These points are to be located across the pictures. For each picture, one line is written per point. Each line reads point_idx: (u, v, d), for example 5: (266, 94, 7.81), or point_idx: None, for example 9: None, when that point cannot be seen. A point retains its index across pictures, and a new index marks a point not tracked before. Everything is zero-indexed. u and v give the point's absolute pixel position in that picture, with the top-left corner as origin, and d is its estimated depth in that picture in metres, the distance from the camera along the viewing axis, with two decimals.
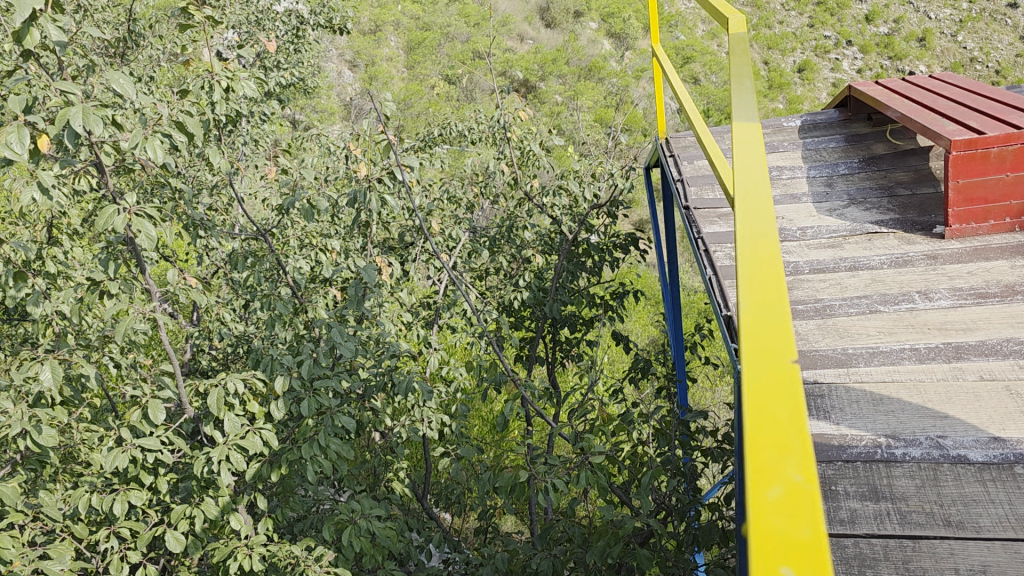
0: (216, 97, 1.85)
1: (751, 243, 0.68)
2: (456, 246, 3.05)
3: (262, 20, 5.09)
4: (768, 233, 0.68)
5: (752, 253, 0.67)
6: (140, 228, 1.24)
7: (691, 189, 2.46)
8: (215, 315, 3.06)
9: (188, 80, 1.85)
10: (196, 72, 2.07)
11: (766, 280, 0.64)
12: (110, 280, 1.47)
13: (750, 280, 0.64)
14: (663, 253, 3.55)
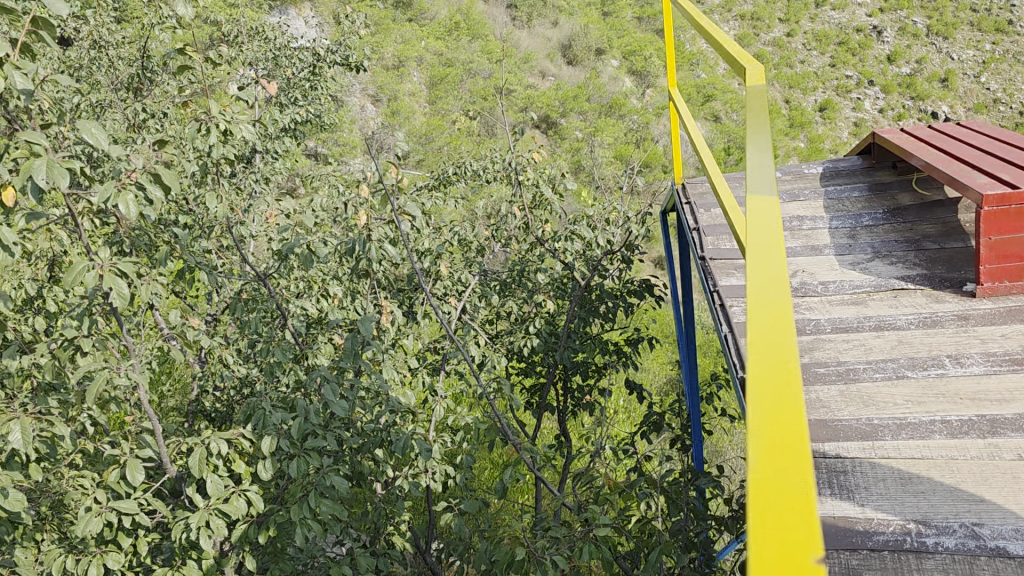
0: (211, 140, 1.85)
1: (762, 376, 0.59)
2: (465, 291, 2.97)
3: (279, 57, 5.09)
4: (785, 354, 0.60)
5: (767, 384, 0.59)
6: (112, 285, 1.18)
7: (707, 238, 2.37)
8: (217, 357, 2.99)
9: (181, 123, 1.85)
10: (193, 114, 2.04)
11: (784, 426, 0.56)
12: (85, 337, 1.42)
13: (763, 427, 0.56)
14: (679, 300, 3.45)
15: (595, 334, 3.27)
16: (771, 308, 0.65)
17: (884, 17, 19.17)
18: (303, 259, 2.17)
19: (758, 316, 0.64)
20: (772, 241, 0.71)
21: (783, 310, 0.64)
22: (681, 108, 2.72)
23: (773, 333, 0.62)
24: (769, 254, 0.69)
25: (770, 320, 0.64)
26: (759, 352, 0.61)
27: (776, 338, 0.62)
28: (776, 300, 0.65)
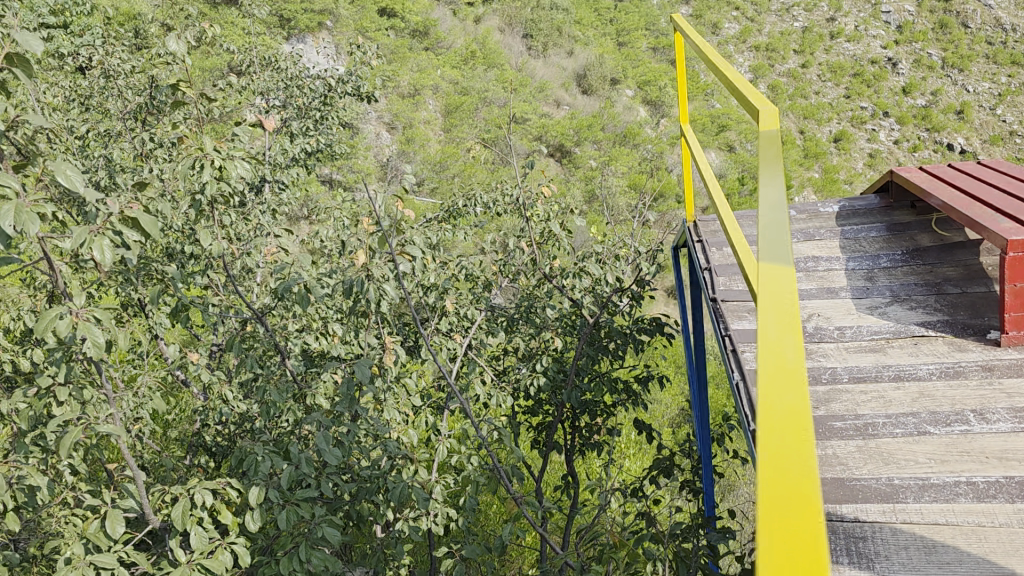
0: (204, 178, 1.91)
1: (769, 502, 0.52)
2: (471, 327, 2.91)
3: (290, 87, 5.05)
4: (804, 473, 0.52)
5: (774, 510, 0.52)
6: (85, 332, 1.23)
7: (718, 279, 2.30)
8: (218, 393, 2.94)
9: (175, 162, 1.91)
10: (191, 155, 2.05)
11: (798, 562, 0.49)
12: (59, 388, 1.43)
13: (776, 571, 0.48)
14: (690, 339, 3.37)
15: (604, 372, 3.20)
16: (786, 412, 0.56)
17: (899, 48, 19.17)
18: (303, 300, 2.03)
19: (771, 423, 0.55)
20: (787, 323, 0.62)
21: (800, 414, 0.55)
22: (693, 144, 2.66)
23: (792, 448, 0.54)
24: (785, 339, 0.60)
25: (788, 433, 0.55)
26: (773, 468, 0.53)
27: (796, 455, 0.54)
28: (792, 401, 0.56)
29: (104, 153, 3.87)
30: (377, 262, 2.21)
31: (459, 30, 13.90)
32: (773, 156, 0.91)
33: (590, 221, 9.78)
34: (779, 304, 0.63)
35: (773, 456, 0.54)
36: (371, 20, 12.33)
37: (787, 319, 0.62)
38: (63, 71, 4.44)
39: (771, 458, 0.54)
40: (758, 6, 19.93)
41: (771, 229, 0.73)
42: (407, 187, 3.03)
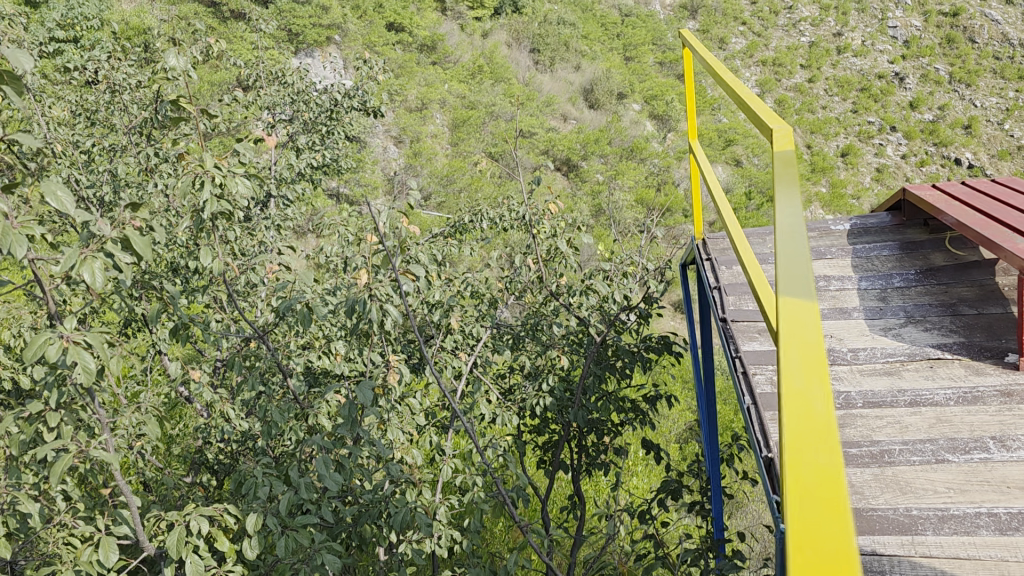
0: (203, 197, 1.98)
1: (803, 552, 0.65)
2: (475, 346, 2.87)
3: (297, 102, 5.06)
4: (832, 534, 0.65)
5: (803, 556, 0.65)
6: (77, 357, 1.31)
7: (728, 298, 2.26)
8: (220, 412, 2.90)
9: (178, 180, 1.98)
10: (192, 171, 2.05)
11: None
12: (48, 411, 1.43)
13: None
14: (699, 358, 3.32)
15: (610, 391, 3.16)
16: (817, 473, 0.66)
17: (906, 63, 19.16)
18: (304, 317, 1.97)
19: (801, 482, 0.66)
20: (812, 366, 0.69)
21: (828, 470, 0.66)
22: (701, 161, 2.63)
23: (823, 513, 0.65)
24: (810, 386, 0.69)
25: (821, 499, 0.66)
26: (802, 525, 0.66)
27: (826, 518, 0.65)
28: (821, 460, 0.66)
29: (108, 169, 3.95)
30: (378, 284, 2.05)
31: (466, 44, 13.93)
32: (787, 167, 0.94)
33: (597, 235, 9.76)
34: (805, 349, 0.70)
35: (803, 519, 0.66)
36: (378, 34, 12.37)
37: (813, 368, 0.69)
38: (70, 86, 4.44)
39: (803, 516, 0.66)
40: (765, 20, 19.96)
41: (786, 255, 0.76)
42: (412, 204, 3.00)
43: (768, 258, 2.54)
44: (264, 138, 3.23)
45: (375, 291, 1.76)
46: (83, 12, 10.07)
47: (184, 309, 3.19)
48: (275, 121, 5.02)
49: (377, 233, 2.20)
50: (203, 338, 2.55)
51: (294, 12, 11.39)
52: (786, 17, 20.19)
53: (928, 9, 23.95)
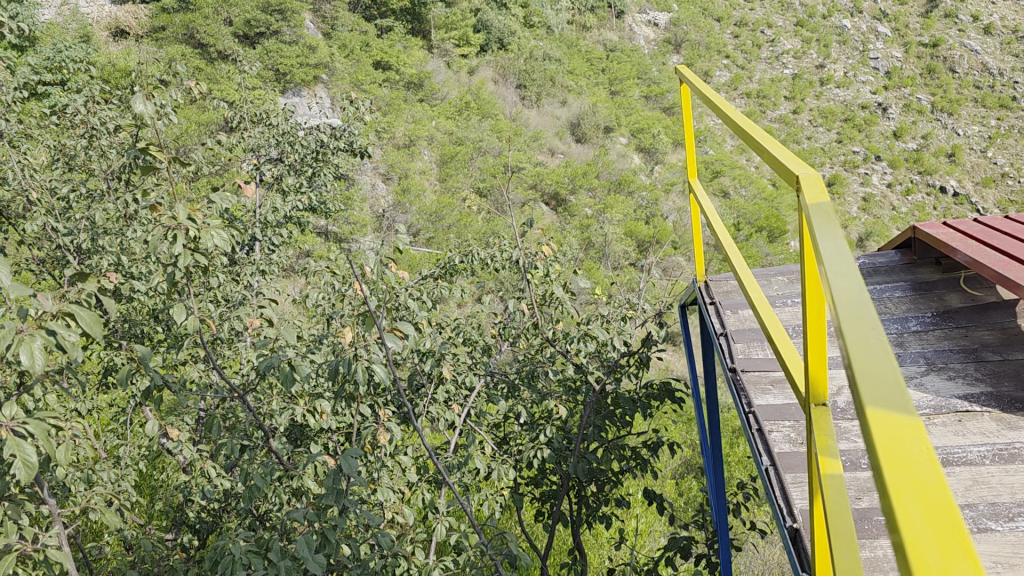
0: (174, 249, 1.87)
1: None
2: (471, 395, 2.75)
3: (283, 143, 4.93)
4: None
5: None
6: (16, 451, 1.24)
7: (736, 345, 2.13)
8: (200, 470, 2.76)
9: (148, 232, 1.86)
10: (163, 225, 1.96)
11: None
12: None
13: None
14: (701, 403, 3.19)
15: (611, 440, 3.02)
16: None
17: (888, 93, 19.34)
18: (287, 376, 1.78)
19: None
20: (940, 527, 0.44)
21: None
22: (702, 201, 2.52)
23: None
24: (941, 550, 0.42)
25: None
26: None
27: None
28: None
29: (86, 216, 3.80)
30: (364, 341, 1.86)
31: (453, 81, 13.97)
32: (836, 246, 0.74)
33: (587, 269, 9.68)
34: (924, 495, 0.45)
35: None
36: (366, 72, 12.40)
37: (944, 530, 0.43)
38: (50, 130, 4.31)
39: None
40: (748, 54, 20.14)
41: (862, 348, 0.55)
42: (401, 246, 2.88)
43: (775, 298, 2.42)
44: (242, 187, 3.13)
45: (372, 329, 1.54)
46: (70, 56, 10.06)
47: (163, 363, 3.07)
48: (260, 162, 4.91)
49: (365, 286, 2.00)
50: (180, 398, 2.40)
51: (281, 52, 11.39)
52: (768, 49, 20.38)
53: (907, 38, 24.24)
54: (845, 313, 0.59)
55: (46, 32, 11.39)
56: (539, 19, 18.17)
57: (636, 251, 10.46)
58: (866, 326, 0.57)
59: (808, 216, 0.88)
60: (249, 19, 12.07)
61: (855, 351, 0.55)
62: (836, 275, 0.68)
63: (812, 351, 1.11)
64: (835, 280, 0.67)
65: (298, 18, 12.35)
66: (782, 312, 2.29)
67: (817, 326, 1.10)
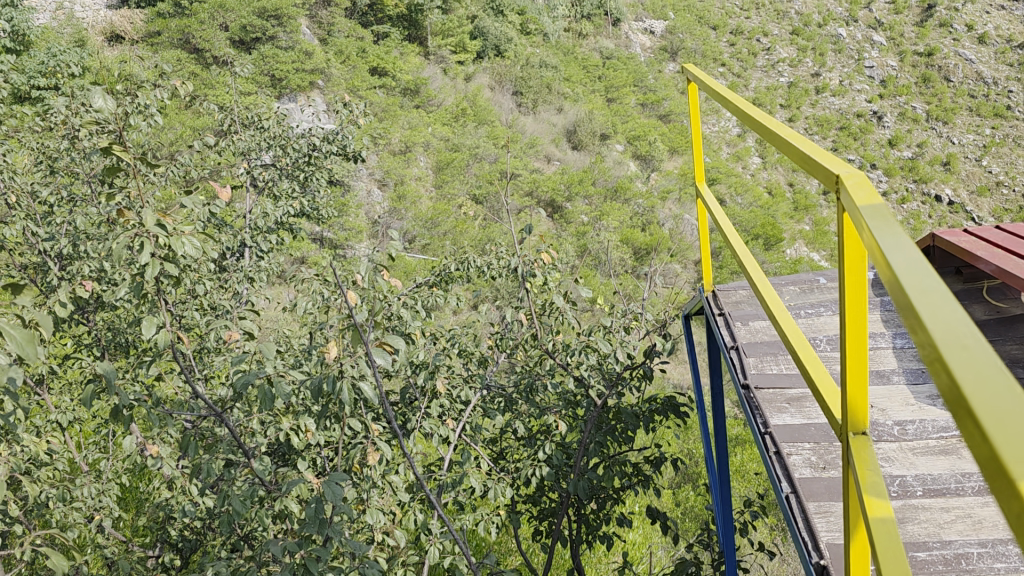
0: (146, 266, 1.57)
1: None
2: (467, 409, 2.61)
3: (274, 146, 4.81)
4: None
5: None
6: None
7: (748, 359, 2.01)
8: (181, 489, 2.63)
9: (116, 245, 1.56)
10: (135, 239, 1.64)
11: None
12: None
13: None
14: (706, 417, 3.07)
15: (613, 457, 2.89)
16: None
17: (883, 102, 19.28)
18: (267, 395, 1.66)
19: None
20: None
21: None
22: (711, 206, 2.39)
23: None
24: None
25: None
26: None
27: None
28: None
29: (68, 221, 3.70)
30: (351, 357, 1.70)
31: (449, 87, 13.87)
32: (909, 261, 0.62)
33: (584, 276, 9.55)
34: None
35: None
36: (362, 78, 12.26)
37: None
38: (31, 133, 4.17)
39: None
40: (743, 62, 20.10)
41: (986, 404, 0.42)
42: (394, 254, 2.74)
43: (787, 308, 2.29)
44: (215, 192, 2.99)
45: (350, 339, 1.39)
46: (63, 60, 9.89)
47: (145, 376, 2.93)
48: (250, 165, 4.76)
49: (357, 297, 1.84)
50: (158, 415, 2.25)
51: (277, 58, 11.27)
52: (765, 57, 20.29)
53: (902, 47, 24.16)
54: (956, 354, 0.46)
55: (39, 37, 11.23)
56: (536, 26, 18.07)
57: (632, 259, 10.34)
58: (982, 368, 0.44)
59: (862, 220, 0.77)
60: (245, 24, 11.89)
61: (982, 404, 0.42)
62: (923, 300, 0.55)
63: (849, 374, 0.98)
64: (924, 306, 0.54)
65: (294, 23, 12.12)
66: (796, 324, 2.17)
67: (857, 346, 0.97)
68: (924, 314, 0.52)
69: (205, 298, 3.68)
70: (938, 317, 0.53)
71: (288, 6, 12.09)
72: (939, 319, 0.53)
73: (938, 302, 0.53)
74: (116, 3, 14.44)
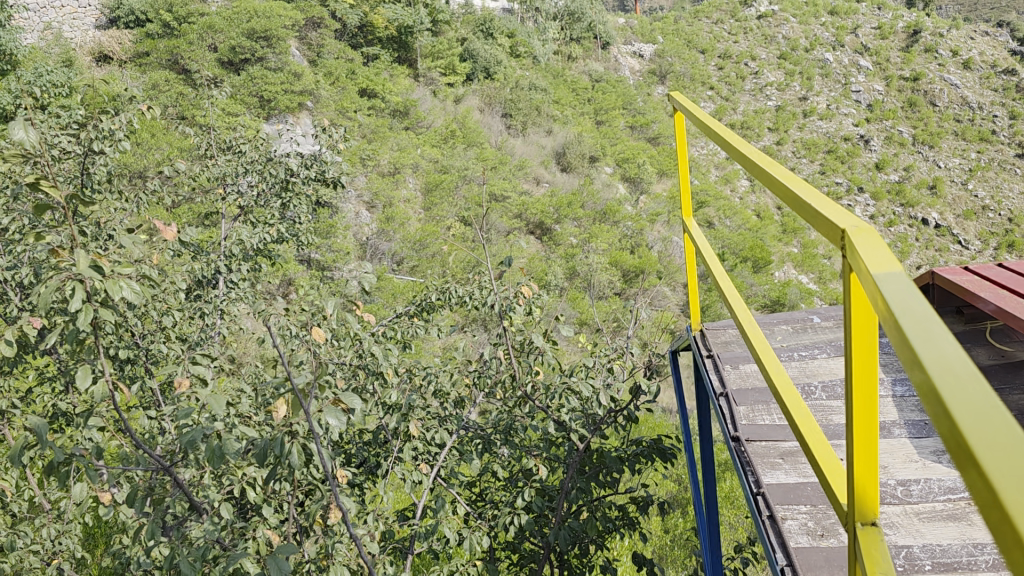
0: (74, 319, 1.34)
1: None
2: (443, 453, 2.47)
3: (251, 171, 4.68)
4: None
5: None
6: None
7: (739, 409, 1.88)
8: (136, 540, 2.46)
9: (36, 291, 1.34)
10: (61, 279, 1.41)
11: None
12: None
13: None
14: (694, 458, 2.93)
15: (596, 502, 2.73)
16: None
17: (870, 126, 19.30)
18: (217, 450, 1.49)
19: None
20: None
21: None
22: (700, 242, 2.28)
23: None
24: None
25: None
26: None
27: None
28: None
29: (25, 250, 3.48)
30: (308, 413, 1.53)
31: (439, 109, 13.82)
32: (942, 344, 0.51)
33: (572, 299, 9.41)
34: None
35: None
36: (351, 100, 12.16)
37: None
38: None
39: None
40: (731, 85, 20.12)
41: None
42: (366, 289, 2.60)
43: (776, 351, 2.16)
44: (161, 228, 2.88)
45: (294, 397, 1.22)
46: (51, 81, 9.76)
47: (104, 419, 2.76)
48: (227, 191, 4.67)
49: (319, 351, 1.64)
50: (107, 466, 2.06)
51: (266, 79, 11.17)
52: (753, 80, 20.32)
53: (889, 72, 24.26)
54: None
55: (27, 55, 11.13)
56: (525, 49, 18.05)
57: (621, 282, 10.24)
58: None
59: (876, 295, 0.65)
60: (234, 46, 11.72)
61: None
62: (967, 406, 0.44)
63: (855, 456, 0.86)
64: (971, 428, 0.43)
65: (284, 45, 12.02)
66: (788, 369, 2.04)
67: (865, 426, 0.85)
68: (977, 453, 0.40)
69: (174, 330, 3.56)
70: (993, 438, 0.42)
71: (278, 28, 11.96)
72: (999, 450, 0.41)
73: (993, 420, 0.42)
74: (104, 22, 14.35)
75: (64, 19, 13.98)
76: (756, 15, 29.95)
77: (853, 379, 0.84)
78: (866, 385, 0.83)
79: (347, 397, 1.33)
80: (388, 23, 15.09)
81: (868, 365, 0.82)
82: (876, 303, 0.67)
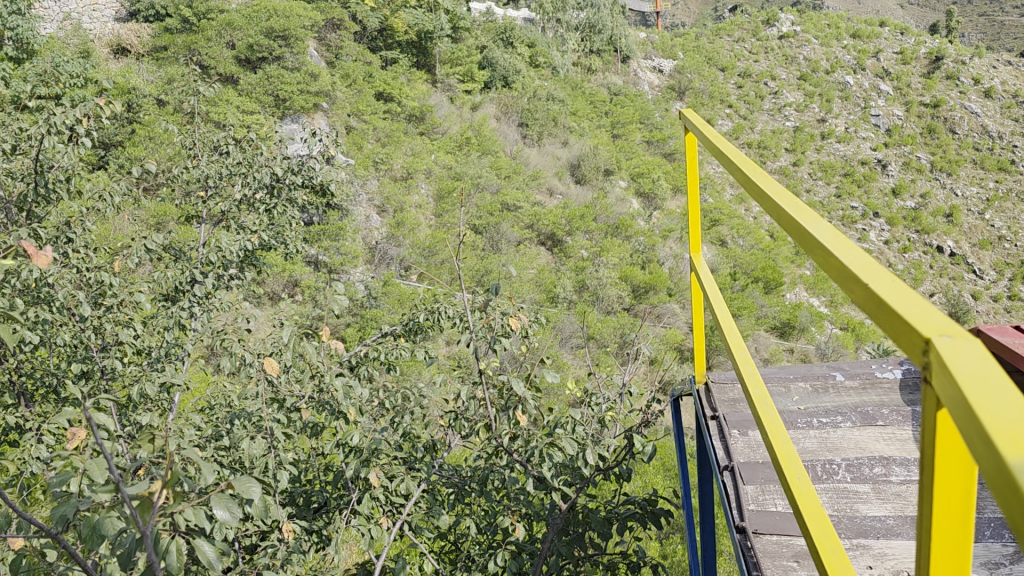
0: None
1: None
2: (408, 507, 2.16)
3: (234, 174, 4.37)
4: None
5: None
6: None
7: (747, 487, 1.59)
8: None
9: None
10: None
11: None
12: None
13: None
14: (694, 515, 2.59)
15: (583, 566, 2.39)
16: None
17: (889, 150, 18.91)
18: (93, 529, 1.19)
19: None
20: None
21: None
22: (708, 286, 2.00)
23: None
24: None
25: None
26: None
27: None
28: None
29: None
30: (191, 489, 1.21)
31: (455, 116, 13.55)
32: None
33: (579, 312, 9.06)
34: None
35: None
36: (367, 103, 11.87)
37: None
38: None
39: None
40: (750, 104, 19.73)
41: None
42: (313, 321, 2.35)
43: (788, 414, 1.86)
44: (27, 244, 1.78)
45: (140, 487, 0.95)
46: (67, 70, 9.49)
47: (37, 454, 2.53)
48: (209, 194, 4.39)
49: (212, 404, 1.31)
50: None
51: (282, 78, 10.88)
52: (772, 99, 19.85)
53: (909, 97, 23.91)
54: None
55: (44, 45, 10.87)
56: (545, 58, 17.66)
57: (630, 297, 9.93)
58: None
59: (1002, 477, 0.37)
60: (252, 43, 11.40)
61: None
62: None
63: None
64: None
65: (302, 46, 11.71)
66: (804, 442, 1.74)
67: None
68: None
69: (133, 345, 3.35)
70: None
71: (297, 28, 11.68)
72: None
73: None
74: (124, 15, 14.07)
75: (85, 10, 13.65)
76: (778, 35, 29.43)
77: (931, 546, 0.56)
78: (952, 550, 0.56)
79: (240, 481, 1.03)
80: (409, 28, 14.77)
81: (956, 532, 0.55)
82: (996, 486, 0.39)
